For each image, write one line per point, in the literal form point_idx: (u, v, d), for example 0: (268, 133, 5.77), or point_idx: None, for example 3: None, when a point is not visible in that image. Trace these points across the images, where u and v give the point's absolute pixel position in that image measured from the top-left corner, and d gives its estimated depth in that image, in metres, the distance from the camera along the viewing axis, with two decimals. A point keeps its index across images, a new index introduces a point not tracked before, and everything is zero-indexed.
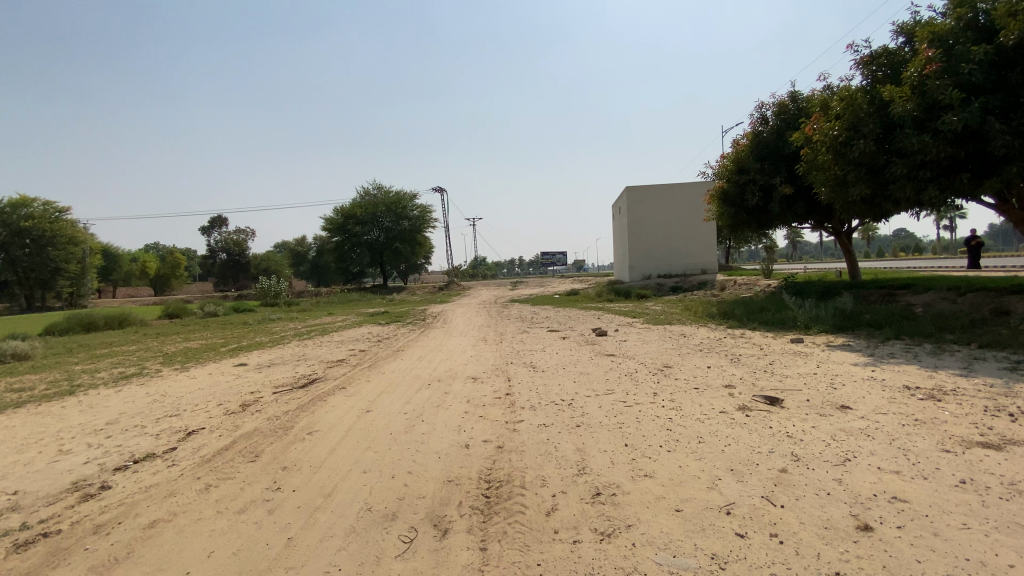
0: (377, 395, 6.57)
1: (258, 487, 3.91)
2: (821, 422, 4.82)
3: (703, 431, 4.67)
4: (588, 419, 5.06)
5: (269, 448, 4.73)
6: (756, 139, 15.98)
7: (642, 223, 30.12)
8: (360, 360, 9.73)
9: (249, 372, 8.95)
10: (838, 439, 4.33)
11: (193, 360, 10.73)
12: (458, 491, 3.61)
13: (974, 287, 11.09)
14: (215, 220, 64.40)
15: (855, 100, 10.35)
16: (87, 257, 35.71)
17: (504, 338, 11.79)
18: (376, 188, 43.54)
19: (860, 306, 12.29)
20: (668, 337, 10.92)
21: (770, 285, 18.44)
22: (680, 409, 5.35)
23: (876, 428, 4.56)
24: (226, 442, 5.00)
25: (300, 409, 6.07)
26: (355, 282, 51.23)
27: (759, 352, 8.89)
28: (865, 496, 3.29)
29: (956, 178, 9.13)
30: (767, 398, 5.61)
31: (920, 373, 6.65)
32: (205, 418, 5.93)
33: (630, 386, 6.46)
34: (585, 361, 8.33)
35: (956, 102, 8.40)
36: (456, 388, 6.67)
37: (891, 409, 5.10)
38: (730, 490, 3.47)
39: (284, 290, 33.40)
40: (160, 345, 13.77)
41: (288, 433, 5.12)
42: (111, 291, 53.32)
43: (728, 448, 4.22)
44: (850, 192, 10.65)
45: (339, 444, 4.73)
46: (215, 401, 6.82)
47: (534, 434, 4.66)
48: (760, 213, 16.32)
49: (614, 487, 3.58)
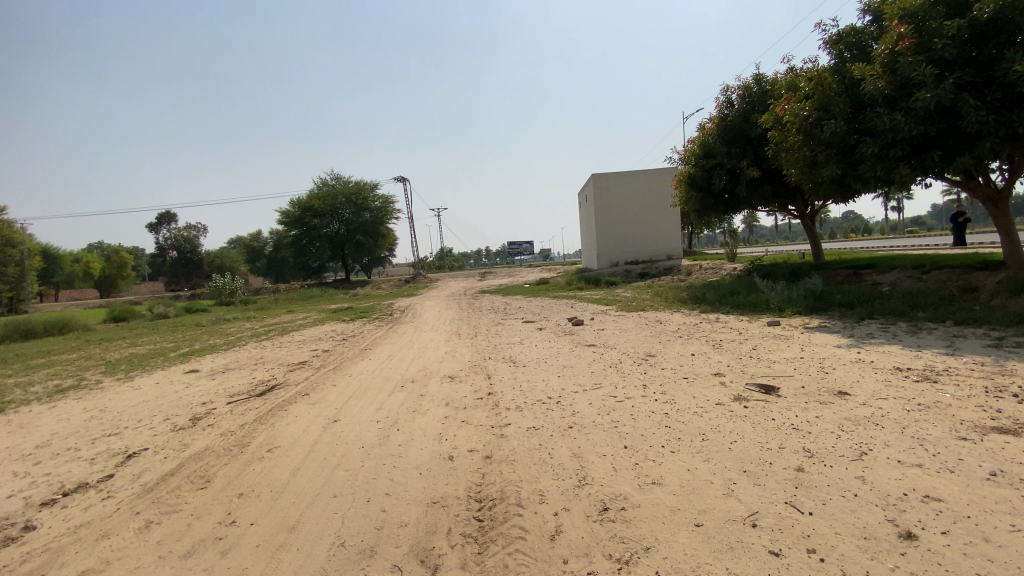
0: (345, 402, 5.98)
1: (209, 521, 3.33)
2: (824, 411, 4.57)
3: (704, 427, 4.32)
4: (580, 419, 4.66)
5: (222, 470, 4.13)
6: (721, 122, 15.91)
7: (609, 210, 30.03)
8: (325, 362, 9.08)
9: (202, 380, 8.18)
10: (847, 429, 4.09)
11: (140, 368, 9.79)
12: (447, 514, 3.16)
13: (939, 265, 11.32)
14: (163, 215, 61.11)
15: (824, 79, 10.32)
16: (25, 259, 33.15)
17: (478, 332, 11.32)
18: (335, 179, 42.01)
19: (830, 287, 12.37)
20: (645, 324, 10.68)
21: (737, 269, 18.60)
22: (674, 402, 5.03)
23: (882, 415, 4.36)
24: (172, 465, 4.34)
25: (258, 422, 5.42)
26: (316, 276, 49.60)
27: (740, 336, 8.71)
28: (896, 496, 3.04)
29: (927, 156, 9.16)
30: (761, 386, 5.35)
31: (907, 353, 6.57)
32: (149, 437, 5.22)
33: (617, 378, 6.11)
34: (566, 353, 7.95)
35: (929, 79, 8.53)
36: (432, 390, 6.16)
37: (890, 393, 4.94)
38: (747, 496, 3.14)
39: (241, 288, 31.78)
40: (103, 352, 12.62)
41: (244, 452, 4.51)
42: (51, 295, 49.87)
43: (735, 445, 3.90)
44: (822, 173, 10.62)
45: (304, 462, 4.18)
46: (161, 415, 6.06)
47: (525, 440, 4.23)
48: (728, 197, 16.27)
49: (623, 499, 3.18)
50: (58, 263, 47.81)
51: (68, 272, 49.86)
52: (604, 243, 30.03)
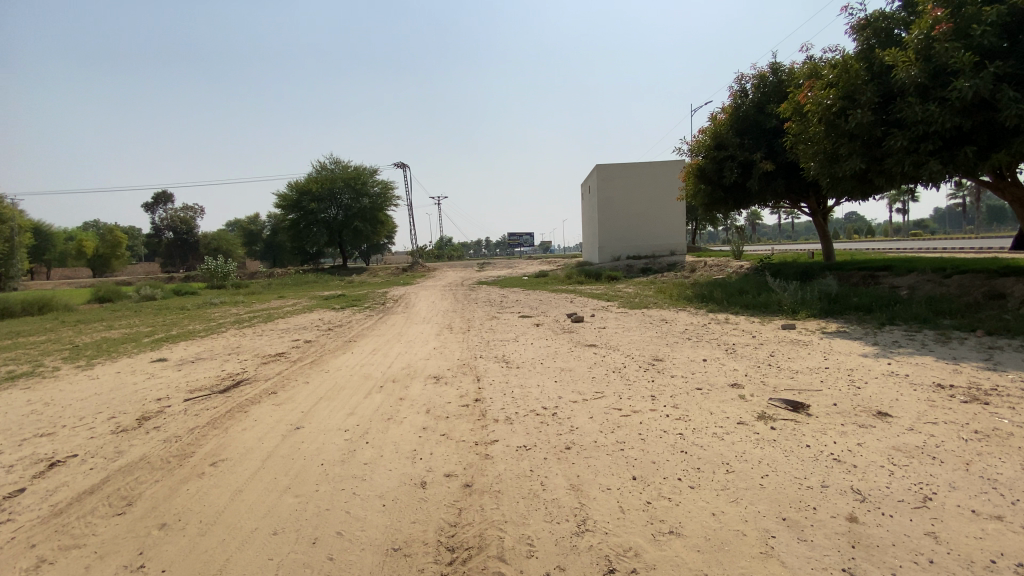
0: (314, 404, 5.29)
1: (112, 564, 2.71)
2: (866, 437, 3.89)
3: (728, 453, 3.63)
4: (579, 438, 3.95)
5: (151, 490, 3.52)
6: (734, 112, 15.13)
7: (612, 203, 29.21)
8: (303, 354, 8.38)
9: (166, 371, 7.48)
10: (899, 463, 3.41)
11: (105, 355, 9.07)
12: (407, 568, 2.49)
13: (962, 268, 10.62)
14: (161, 196, 60.30)
15: (850, 67, 9.51)
16: (15, 236, 32.24)
17: (471, 326, 10.62)
18: (333, 162, 41.08)
19: (845, 288, 11.70)
20: (650, 324, 9.96)
21: (743, 267, 17.89)
22: (689, 419, 4.33)
23: (937, 445, 3.68)
24: (96, 481, 3.72)
25: (210, 426, 4.75)
26: (313, 262, 48.93)
27: (754, 340, 8.00)
28: (982, 565, 2.36)
29: (960, 152, 8.44)
30: (788, 402, 4.66)
31: (943, 366, 5.87)
32: (83, 440, 4.58)
33: (620, 386, 5.41)
34: (564, 354, 7.28)
35: (967, 67, 7.77)
36: (414, 393, 5.48)
37: (937, 416, 4.25)
38: (792, 558, 2.46)
39: (233, 272, 30.83)
40: (74, 336, 11.88)
41: (182, 466, 3.86)
42: (43, 273, 48.90)
43: (767, 482, 3.20)
44: (843, 167, 9.84)
45: (250, 482, 3.52)
46: (107, 413, 5.39)
47: (513, 463, 3.56)
48: (738, 191, 15.51)
49: (632, 557, 2.50)
50: (51, 241, 46.76)
51: (60, 250, 48.85)
52: (606, 236, 29.25)
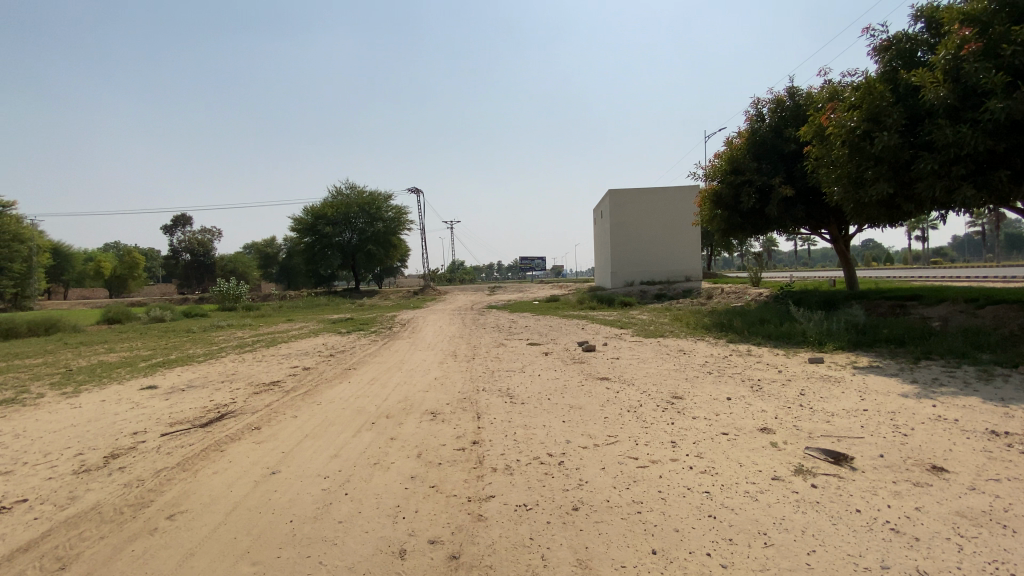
0: (297, 443, 4.82)
1: None
2: (924, 499, 3.30)
3: (764, 520, 3.06)
4: (589, 496, 3.42)
5: (93, 549, 3.05)
6: (751, 136, 14.72)
7: (625, 228, 28.82)
8: (298, 383, 7.94)
9: (152, 400, 7.08)
10: (972, 536, 2.81)
11: (95, 380, 8.71)
12: None
13: (998, 298, 9.94)
14: (180, 219, 61.27)
15: (874, 88, 9.03)
16: (33, 257, 32.61)
17: (477, 354, 10.11)
18: (349, 187, 41.43)
19: (873, 319, 11.02)
20: (666, 356, 9.37)
21: (762, 295, 17.23)
22: (716, 473, 3.77)
23: (1011, 510, 3.08)
24: (37, 534, 3.27)
25: (179, 468, 4.28)
26: (325, 285, 49.03)
27: (781, 376, 7.38)
28: None
29: (994, 175, 7.93)
30: (827, 453, 4.07)
31: (993, 408, 5.23)
32: (39, 481, 4.14)
33: (636, 430, 4.85)
34: (574, 388, 6.74)
35: (1000, 87, 7.29)
36: (406, 433, 4.97)
37: (1003, 472, 3.64)
38: None
39: (245, 294, 30.80)
40: (72, 358, 11.60)
41: (135, 519, 3.38)
42: (61, 293, 49.54)
43: (814, 560, 2.64)
44: (870, 192, 9.27)
45: (203, 543, 3.03)
46: (76, 448, 4.96)
47: (509, 527, 3.03)
48: (756, 216, 14.99)
49: None
50: (69, 261, 47.51)
51: (79, 271, 49.62)
52: (619, 262, 28.79)
